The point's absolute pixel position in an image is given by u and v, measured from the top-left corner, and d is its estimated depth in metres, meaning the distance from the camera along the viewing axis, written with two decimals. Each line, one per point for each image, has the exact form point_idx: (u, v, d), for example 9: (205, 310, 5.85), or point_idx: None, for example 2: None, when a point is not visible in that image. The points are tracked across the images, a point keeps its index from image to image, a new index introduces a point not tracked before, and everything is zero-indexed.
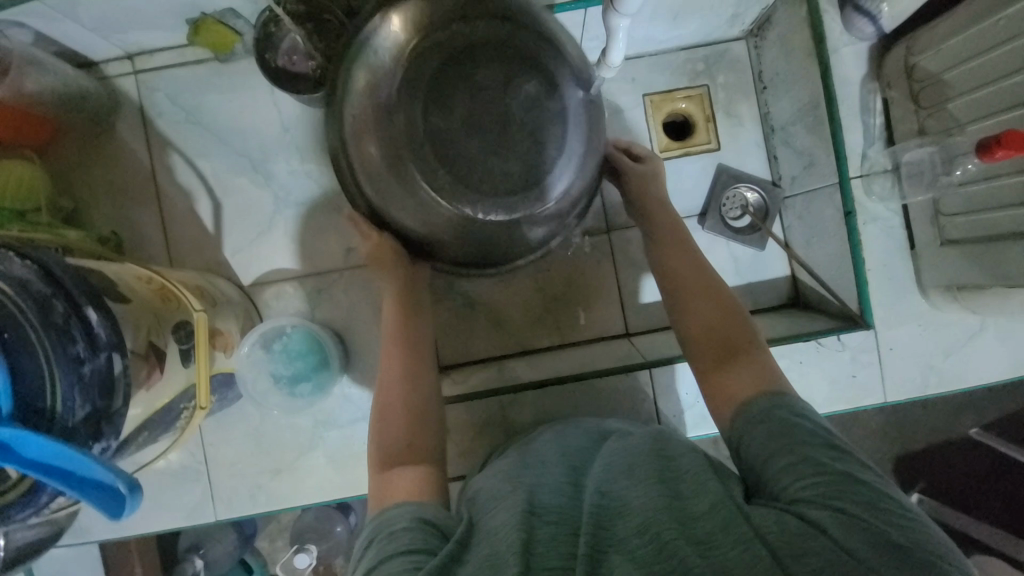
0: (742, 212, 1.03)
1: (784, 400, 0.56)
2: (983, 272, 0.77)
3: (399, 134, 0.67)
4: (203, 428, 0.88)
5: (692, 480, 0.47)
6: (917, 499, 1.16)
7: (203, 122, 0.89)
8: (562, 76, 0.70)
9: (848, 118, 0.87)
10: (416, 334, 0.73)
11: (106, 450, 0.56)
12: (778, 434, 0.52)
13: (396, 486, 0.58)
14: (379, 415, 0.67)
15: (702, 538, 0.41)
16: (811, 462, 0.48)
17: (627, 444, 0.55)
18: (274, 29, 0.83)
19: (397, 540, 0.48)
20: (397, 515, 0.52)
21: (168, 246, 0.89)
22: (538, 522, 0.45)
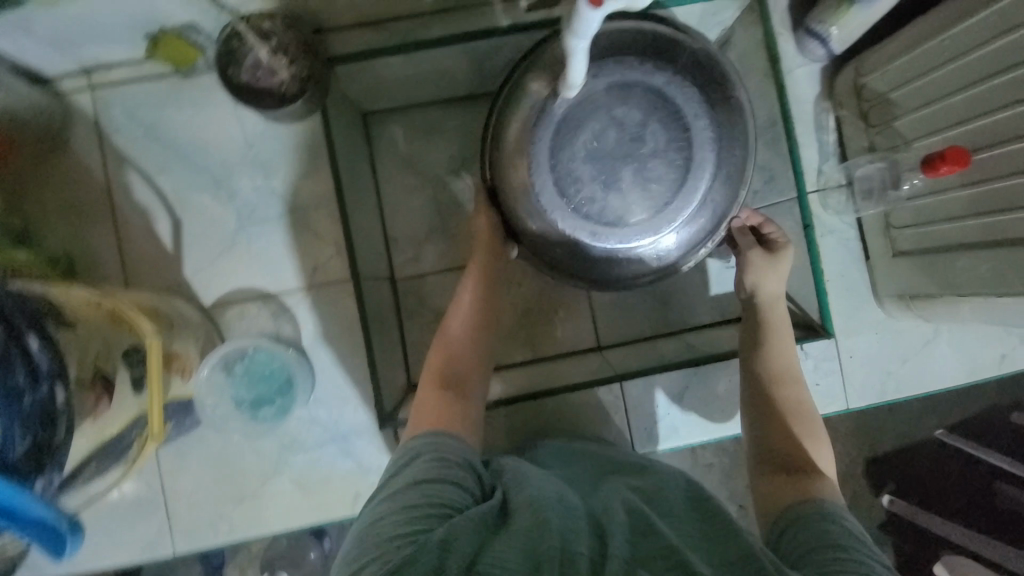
0: None
1: (844, 522, 0.53)
2: (933, 281, 0.80)
3: (559, 143, 0.72)
4: (160, 455, 0.85)
5: (722, 523, 0.47)
6: (889, 499, 1.20)
7: (163, 138, 0.87)
8: (707, 135, 0.73)
9: (803, 135, 0.90)
10: (490, 318, 0.78)
11: (49, 486, 0.53)
12: (824, 530, 0.52)
13: (445, 411, 0.63)
14: (435, 359, 0.72)
15: (718, 565, 0.42)
16: (854, 555, 0.48)
17: (659, 478, 0.57)
18: (237, 44, 0.82)
19: (444, 471, 0.52)
20: (445, 443, 0.56)
21: (124, 266, 0.86)
22: (569, 522, 0.46)
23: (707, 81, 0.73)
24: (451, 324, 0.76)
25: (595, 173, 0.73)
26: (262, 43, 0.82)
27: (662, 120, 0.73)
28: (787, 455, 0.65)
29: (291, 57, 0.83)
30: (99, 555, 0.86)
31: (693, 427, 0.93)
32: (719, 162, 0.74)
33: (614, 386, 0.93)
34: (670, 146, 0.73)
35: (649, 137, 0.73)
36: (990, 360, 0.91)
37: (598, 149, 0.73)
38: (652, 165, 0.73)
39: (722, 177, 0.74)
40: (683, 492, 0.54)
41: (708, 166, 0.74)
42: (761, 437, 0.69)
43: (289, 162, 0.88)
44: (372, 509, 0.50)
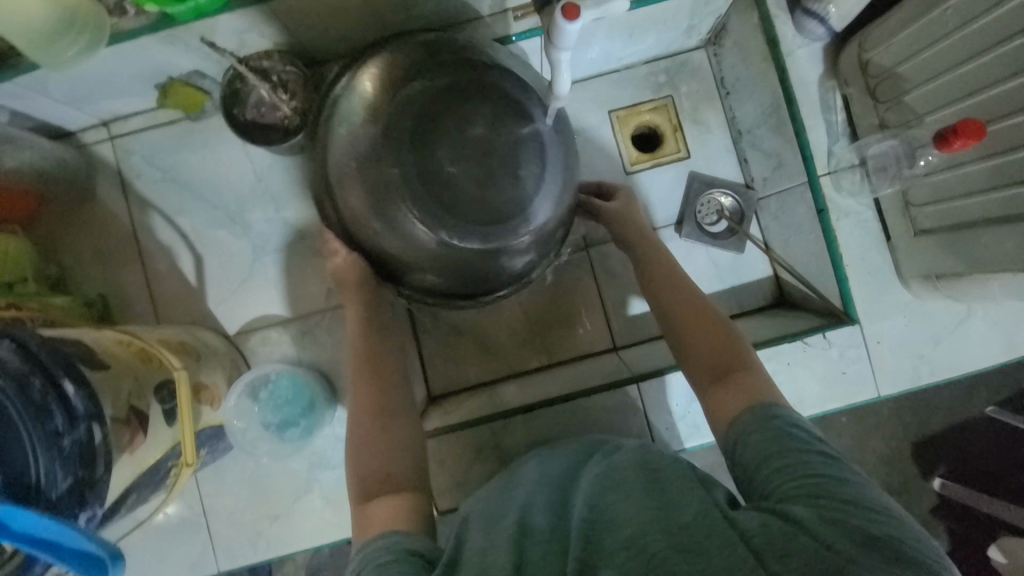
0: (718, 217, 1.04)
1: (780, 410, 0.55)
2: (957, 259, 0.76)
3: (384, 175, 0.70)
4: (199, 479, 0.89)
5: (680, 491, 0.46)
6: (940, 484, 1.14)
7: (180, 180, 0.91)
8: (551, 128, 0.75)
9: (810, 118, 0.87)
10: (388, 348, 0.76)
11: (92, 517, 0.57)
12: (769, 435, 0.53)
13: (384, 517, 0.58)
14: (357, 414, 0.69)
15: (683, 545, 0.41)
16: (798, 459, 0.49)
17: (615, 455, 0.55)
18: (240, 85, 0.86)
19: (388, 564, 0.49)
20: (388, 541, 0.53)
21: (153, 302, 0.91)
22: (530, 539, 0.45)
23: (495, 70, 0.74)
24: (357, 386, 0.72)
25: (458, 177, 0.70)
26: (262, 82, 0.85)
27: (489, 110, 0.72)
28: (713, 367, 0.65)
29: (292, 92, 0.86)
30: None
31: None
32: (546, 138, 0.74)
33: None
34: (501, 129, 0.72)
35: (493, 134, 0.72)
36: None
37: (452, 149, 0.71)
38: (513, 156, 0.72)
39: (556, 159, 0.74)
40: (635, 461, 0.52)
41: (539, 138, 0.73)
42: (682, 363, 0.68)
43: (297, 192, 0.91)
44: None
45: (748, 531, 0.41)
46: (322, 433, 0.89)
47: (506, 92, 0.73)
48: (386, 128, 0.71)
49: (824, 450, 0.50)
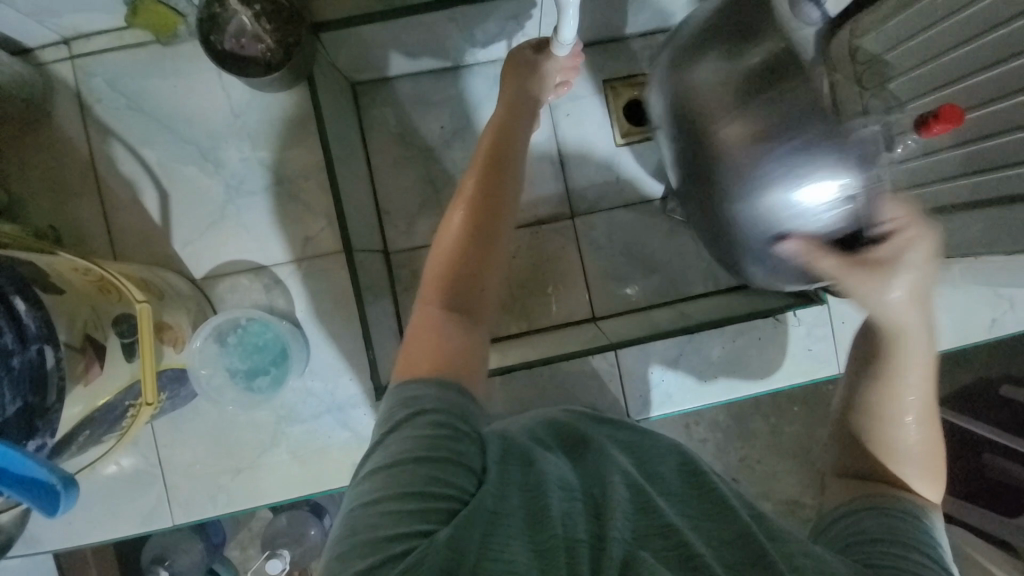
0: None
1: (921, 519, 0.53)
2: None
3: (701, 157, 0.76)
4: (157, 428, 0.85)
5: (716, 502, 0.50)
6: None
7: (146, 109, 0.85)
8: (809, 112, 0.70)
9: None
10: (495, 225, 0.62)
11: (42, 447, 0.53)
12: (889, 521, 0.52)
13: (433, 344, 0.54)
14: (436, 256, 0.60)
15: (719, 551, 0.45)
16: (917, 556, 0.48)
17: (649, 448, 0.60)
18: (219, 10, 0.81)
19: (449, 441, 0.48)
20: (442, 395, 0.51)
21: (111, 238, 0.85)
22: (568, 497, 0.48)
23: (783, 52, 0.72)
24: (444, 233, 0.62)
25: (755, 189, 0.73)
26: (244, 9, 0.81)
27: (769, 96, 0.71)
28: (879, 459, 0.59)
29: (274, 20, 0.81)
30: (99, 527, 0.87)
31: (687, 393, 0.93)
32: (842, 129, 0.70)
33: (610, 354, 0.92)
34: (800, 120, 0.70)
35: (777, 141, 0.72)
36: (981, 324, 0.92)
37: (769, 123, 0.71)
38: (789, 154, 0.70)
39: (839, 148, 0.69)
40: (676, 463, 0.57)
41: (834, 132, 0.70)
42: (840, 441, 0.63)
43: (276, 132, 0.86)
44: (373, 480, 0.46)
45: (795, 562, 0.44)
46: (291, 386, 0.85)
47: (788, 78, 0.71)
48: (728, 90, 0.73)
49: (945, 565, 0.49)
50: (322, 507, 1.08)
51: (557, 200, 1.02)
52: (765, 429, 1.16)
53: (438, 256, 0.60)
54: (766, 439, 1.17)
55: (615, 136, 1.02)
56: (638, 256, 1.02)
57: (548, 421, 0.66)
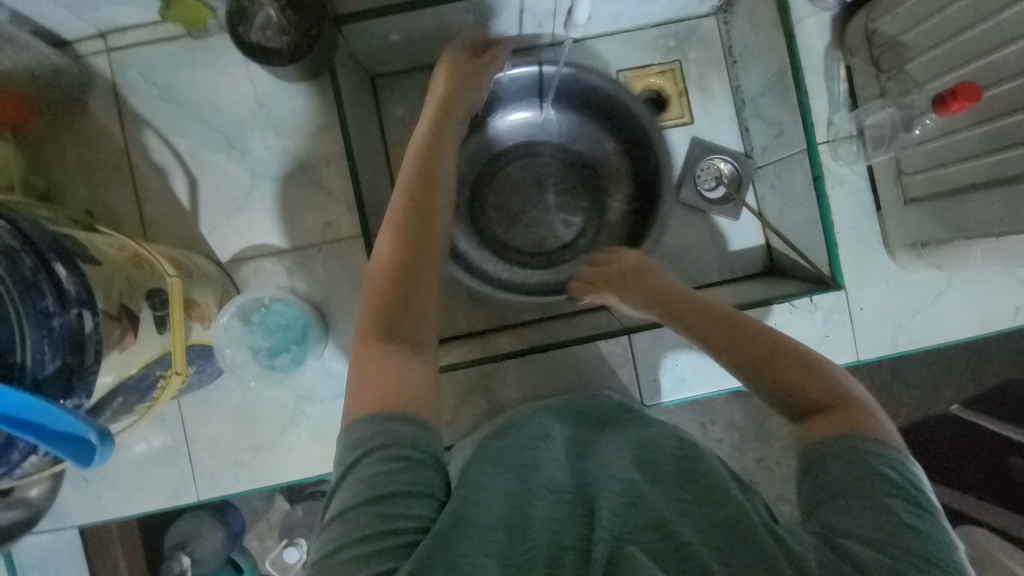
0: (716, 184, 1.06)
1: (885, 454, 0.49)
2: (943, 226, 0.79)
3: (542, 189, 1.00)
4: (184, 406, 0.88)
5: (708, 483, 0.50)
6: None
7: (176, 99, 0.89)
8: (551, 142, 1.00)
9: (814, 86, 0.90)
10: (428, 236, 0.62)
11: (78, 407, 0.56)
12: (851, 463, 0.49)
13: (375, 372, 0.54)
14: (369, 290, 0.60)
15: (714, 538, 0.45)
16: (889, 503, 0.46)
17: (649, 437, 0.60)
18: (247, 3, 0.84)
19: (394, 475, 0.47)
20: (388, 426, 0.50)
21: (143, 223, 0.89)
22: (556, 499, 0.50)
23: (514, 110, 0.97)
24: (377, 257, 0.61)
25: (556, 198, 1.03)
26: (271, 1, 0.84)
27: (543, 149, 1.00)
28: (797, 390, 0.56)
29: (298, 13, 0.84)
30: (127, 501, 0.90)
31: (700, 378, 0.93)
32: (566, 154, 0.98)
33: (623, 339, 0.93)
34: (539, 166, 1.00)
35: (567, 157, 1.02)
36: (1005, 311, 0.91)
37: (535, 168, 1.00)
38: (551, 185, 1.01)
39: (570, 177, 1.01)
40: (672, 450, 0.56)
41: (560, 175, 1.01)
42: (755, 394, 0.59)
43: (300, 121, 0.89)
44: (331, 526, 0.46)
45: (790, 548, 0.44)
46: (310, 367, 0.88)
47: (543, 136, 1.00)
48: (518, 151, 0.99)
49: (915, 499, 0.47)
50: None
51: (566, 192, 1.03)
52: (781, 425, 1.15)
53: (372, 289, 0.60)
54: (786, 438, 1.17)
55: None
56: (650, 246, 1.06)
57: (553, 424, 0.66)
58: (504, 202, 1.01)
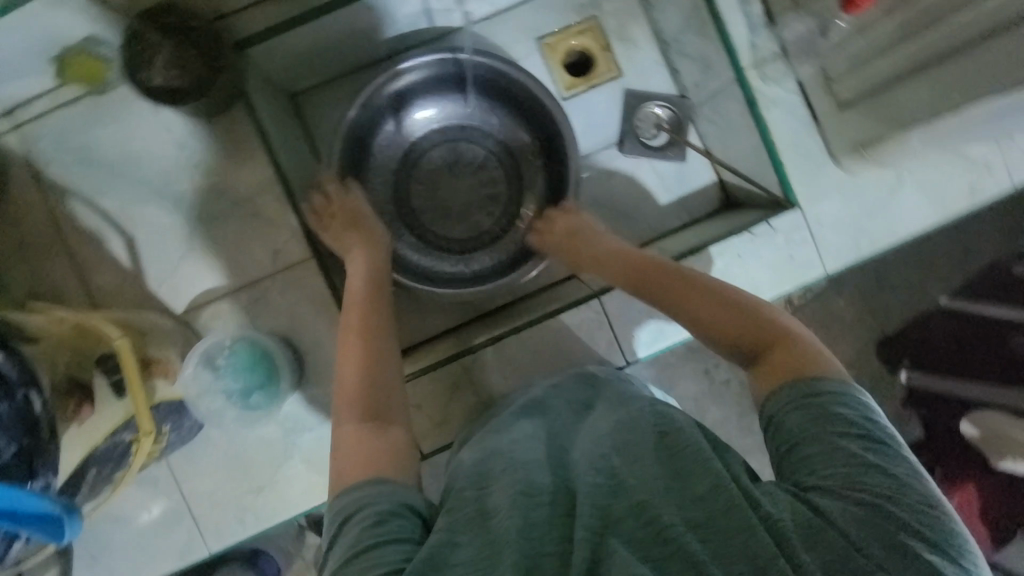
0: (656, 130, 1.05)
1: (841, 391, 0.53)
2: (881, 122, 0.80)
3: (455, 173, 1.03)
4: (173, 465, 0.87)
5: (691, 460, 0.52)
6: (906, 375, 1.34)
7: (94, 161, 0.86)
8: (458, 121, 1.02)
9: (728, 12, 0.88)
10: (383, 340, 0.68)
11: (50, 485, 0.62)
12: (810, 412, 0.52)
13: (368, 458, 0.56)
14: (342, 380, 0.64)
15: (692, 514, 0.48)
16: (850, 445, 0.50)
17: (626, 415, 0.60)
18: (139, 46, 0.79)
19: (376, 527, 0.50)
20: (374, 493, 0.53)
21: (91, 293, 0.87)
22: (533, 503, 0.50)
23: (411, 98, 0.98)
24: (346, 364, 0.65)
25: (480, 181, 1.04)
26: (164, 39, 0.79)
27: (450, 134, 1.02)
28: (737, 328, 0.63)
29: (193, 46, 0.80)
30: (140, 570, 0.89)
31: (678, 324, 0.92)
32: (475, 129, 1.02)
33: (595, 303, 0.92)
34: (453, 151, 1.03)
35: (482, 137, 1.03)
36: (960, 194, 0.92)
37: (445, 152, 1.03)
38: (465, 161, 1.03)
39: (487, 143, 1.03)
40: (652, 428, 0.56)
41: (477, 150, 1.03)
42: (709, 342, 0.66)
43: (225, 158, 0.87)
44: None
45: (772, 517, 0.47)
46: (289, 399, 0.86)
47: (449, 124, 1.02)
48: (427, 145, 1.02)
49: (870, 435, 0.51)
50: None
51: (503, 162, 1.03)
52: None
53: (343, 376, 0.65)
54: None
55: (557, 89, 1.05)
56: (606, 205, 1.06)
57: (533, 425, 0.65)
58: (429, 190, 1.03)
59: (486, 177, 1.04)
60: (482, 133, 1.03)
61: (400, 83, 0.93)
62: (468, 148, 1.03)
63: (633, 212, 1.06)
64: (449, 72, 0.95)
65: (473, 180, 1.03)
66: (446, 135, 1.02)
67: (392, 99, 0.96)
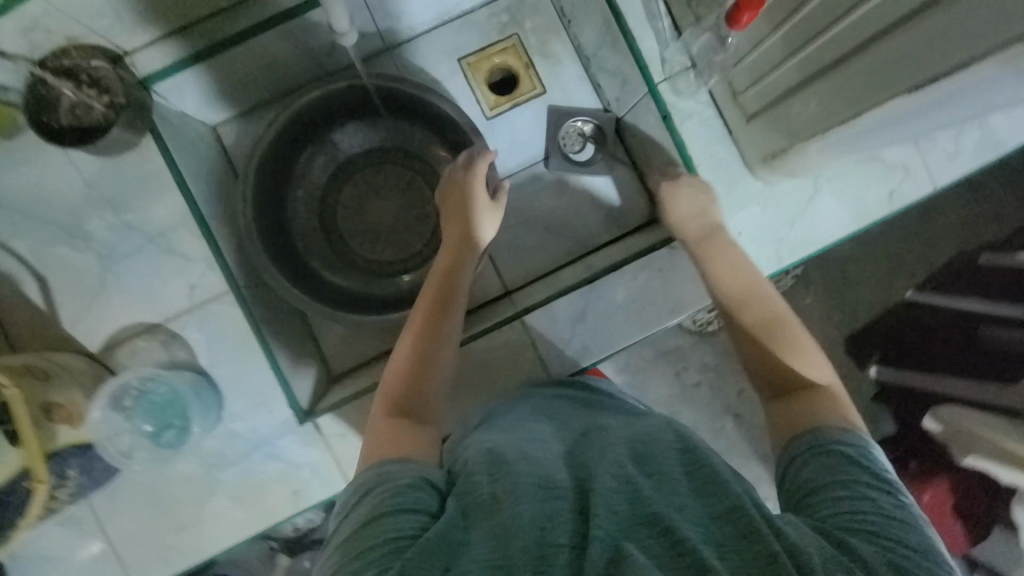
0: (582, 144, 1.05)
1: (863, 444, 0.54)
2: (782, 135, 0.79)
3: (379, 193, 1.02)
4: (94, 505, 0.86)
5: (708, 477, 0.49)
6: (876, 369, 1.34)
7: (4, 202, 0.85)
8: (382, 142, 1.02)
9: (638, 28, 0.89)
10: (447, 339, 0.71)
11: None
12: (836, 458, 0.53)
13: (397, 440, 0.59)
14: (394, 367, 0.68)
15: (712, 534, 0.44)
16: (876, 493, 0.49)
17: (648, 429, 0.57)
18: (44, 89, 0.83)
19: (394, 498, 0.50)
20: (398, 468, 0.54)
21: (6, 336, 0.86)
22: (550, 494, 0.47)
23: (334, 119, 0.98)
24: (405, 343, 0.70)
25: (405, 201, 1.03)
26: (62, 81, 0.82)
27: (374, 155, 1.02)
28: (773, 365, 0.67)
29: (95, 84, 0.83)
30: None
31: (601, 342, 0.93)
32: (401, 149, 1.02)
33: (518, 325, 0.92)
34: (378, 172, 1.03)
35: (404, 157, 1.02)
36: (880, 199, 0.92)
37: (369, 174, 1.02)
38: (390, 182, 1.03)
39: (414, 163, 1.03)
40: (673, 445, 0.54)
41: (405, 171, 1.03)
42: (747, 365, 0.71)
43: (137, 194, 0.87)
44: (339, 551, 0.48)
45: (794, 545, 0.43)
46: (207, 434, 0.86)
47: (375, 144, 1.02)
48: (352, 166, 1.02)
49: (891, 488, 0.50)
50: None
51: (427, 180, 1.03)
52: None
53: (395, 367, 0.68)
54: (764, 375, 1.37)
55: (482, 108, 1.05)
56: (537, 223, 1.05)
57: (546, 427, 0.63)
58: (356, 212, 1.02)
59: (413, 197, 1.03)
60: (409, 155, 1.03)
61: (318, 106, 0.93)
62: (393, 168, 1.03)
63: (565, 227, 1.05)
64: (366, 94, 0.95)
65: (399, 200, 1.02)
66: (371, 156, 1.02)
67: (310, 122, 0.95)
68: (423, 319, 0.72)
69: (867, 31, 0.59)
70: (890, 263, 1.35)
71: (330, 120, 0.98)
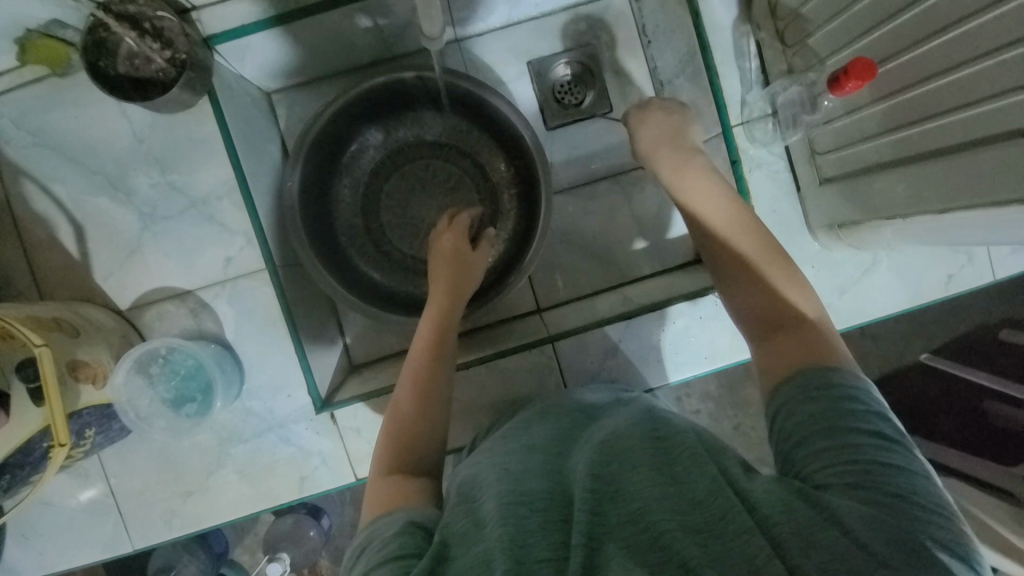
0: (573, 92, 1.02)
1: (853, 383, 0.51)
2: (855, 207, 0.77)
3: (425, 185, 1.00)
4: (102, 458, 0.86)
5: (686, 464, 0.48)
6: None
7: (51, 143, 0.83)
8: (438, 134, 0.99)
9: (723, 65, 0.87)
10: (439, 381, 0.69)
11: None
12: (821, 404, 0.50)
13: (396, 491, 0.57)
14: (387, 424, 0.66)
15: (686, 521, 0.43)
16: (862, 438, 0.46)
17: (620, 428, 0.57)
18: (104, 33, 0.77)
19: (386, 544, 0.48)
20: (378, 527, 0.52)
21: (37, 280, 0.85)
22: (525, 511, 0.45)
23: (390, 105, 0.95)
24: (400, 390, 0.69)
25: (448, 198, 1.00)
26: (126, 28, 0.77)
27: (428, 146, 0.99)
28: (761, 308, 0.63)
29: (160, 38, 0.79)
30: (62, 557, 0.88)
31: (627, 375, 0.92)
32: (452, 144, 0.99)
33: (548, 348, 0.91)
34: (424, 166, 1.00)
35: (455, 154, 1.00)
36: (935, 283, 0.89)
37: (416, 166, 1.00)
38: (438, 178, 1.00)
39: (467, 160, 1.00)
40: (647, 433, 0.54)
41: (456, 167, 1.00)
42: (736, 309, 0.66)
43: (186, 156, 0.84)
44: None
45: (768, 519, 0.42)
46: (223, 408, 0.85)
47: (430, 135, 0.99)
48: (400, 158, 0.99)
49: (881, 430, 0.47)
50: (318, 509, 1.18)
51: (473, 182, 1.00)
52: None
53: (387, 423, 0.66)
54: (759, 405, 1.25)
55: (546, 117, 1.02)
56: (580, 243, 1.03)
57: (538, 426, 0.63)
58: (398, 205, 1.00)
59: (457, 197, 1.00)
60: (458, 151, 1.00)
61: (376, 91, 0.89)
62: (442, 164, 1.00)
63: (609, 253, 1.03)
64: (425, 87, 0.91)
65: (441, 196, 1.00)
66: (424, 146, 0.99)
67: (365, 106, 0.92)
68: (412, 370, 0.70)
69: (971, 134, 0.56)
70: (916, 324, 1.26)
71: (384, 107, 0.94)
